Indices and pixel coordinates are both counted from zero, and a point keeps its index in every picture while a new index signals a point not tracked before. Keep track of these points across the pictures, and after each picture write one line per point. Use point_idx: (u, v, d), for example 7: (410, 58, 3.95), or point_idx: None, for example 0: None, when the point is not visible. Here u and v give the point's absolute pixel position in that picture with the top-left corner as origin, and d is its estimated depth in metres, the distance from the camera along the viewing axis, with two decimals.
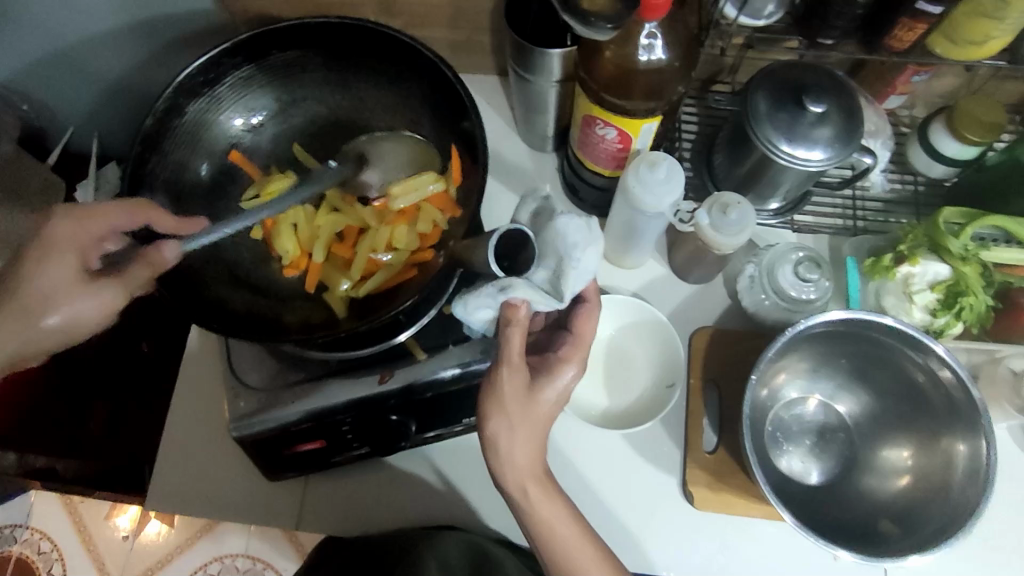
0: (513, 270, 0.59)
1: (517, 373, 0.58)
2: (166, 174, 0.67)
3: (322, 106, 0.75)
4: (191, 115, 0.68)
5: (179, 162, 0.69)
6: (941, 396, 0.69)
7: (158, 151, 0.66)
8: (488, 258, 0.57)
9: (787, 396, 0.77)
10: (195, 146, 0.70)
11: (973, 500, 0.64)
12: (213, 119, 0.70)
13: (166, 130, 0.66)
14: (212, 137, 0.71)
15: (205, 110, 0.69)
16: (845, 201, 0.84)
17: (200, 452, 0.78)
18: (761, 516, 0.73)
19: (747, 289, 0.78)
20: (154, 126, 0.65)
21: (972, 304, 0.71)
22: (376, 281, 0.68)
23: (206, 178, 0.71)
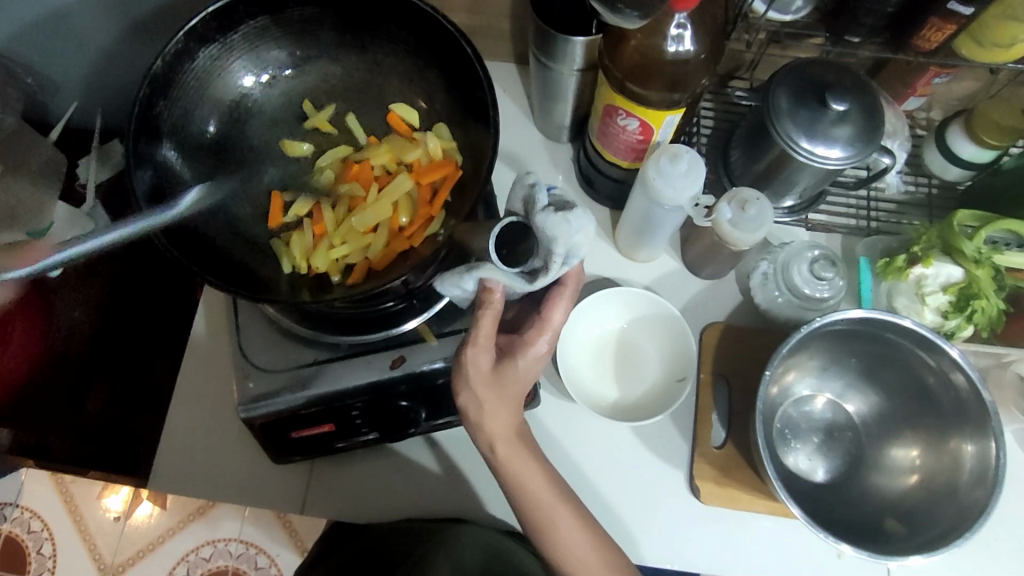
0: (512, 261, 0.58)
1: (483, 355, 0.57)
2: (171, 120, 0.65)
3: (336, 66, 0.74)
4: (200, 63, 0.67)
5: (185, 111, 0.67)
6: (951, 397, 0.69)
7: (166, 98, 0.64)
8: (488, 249, 0.57)
9: (796, 394, 0.77)
10: (201, 97, 0.68)
11: (980, 502, 0.64)
12: (223, 69, 0.69)
13: (175, 74, 0.65)
14: (220, 89, 0.70)
15: (215, 58, 0.68)
16: (859, 202, 0.84)
17: (206, 434, 0.78)
18: (766, 512, 0.73)
19: (760, 285, 0.78)
20: (162, 70, 0.63)
21: (984, 307, 0.71)
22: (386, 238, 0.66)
23: (213, 133, 0.70)
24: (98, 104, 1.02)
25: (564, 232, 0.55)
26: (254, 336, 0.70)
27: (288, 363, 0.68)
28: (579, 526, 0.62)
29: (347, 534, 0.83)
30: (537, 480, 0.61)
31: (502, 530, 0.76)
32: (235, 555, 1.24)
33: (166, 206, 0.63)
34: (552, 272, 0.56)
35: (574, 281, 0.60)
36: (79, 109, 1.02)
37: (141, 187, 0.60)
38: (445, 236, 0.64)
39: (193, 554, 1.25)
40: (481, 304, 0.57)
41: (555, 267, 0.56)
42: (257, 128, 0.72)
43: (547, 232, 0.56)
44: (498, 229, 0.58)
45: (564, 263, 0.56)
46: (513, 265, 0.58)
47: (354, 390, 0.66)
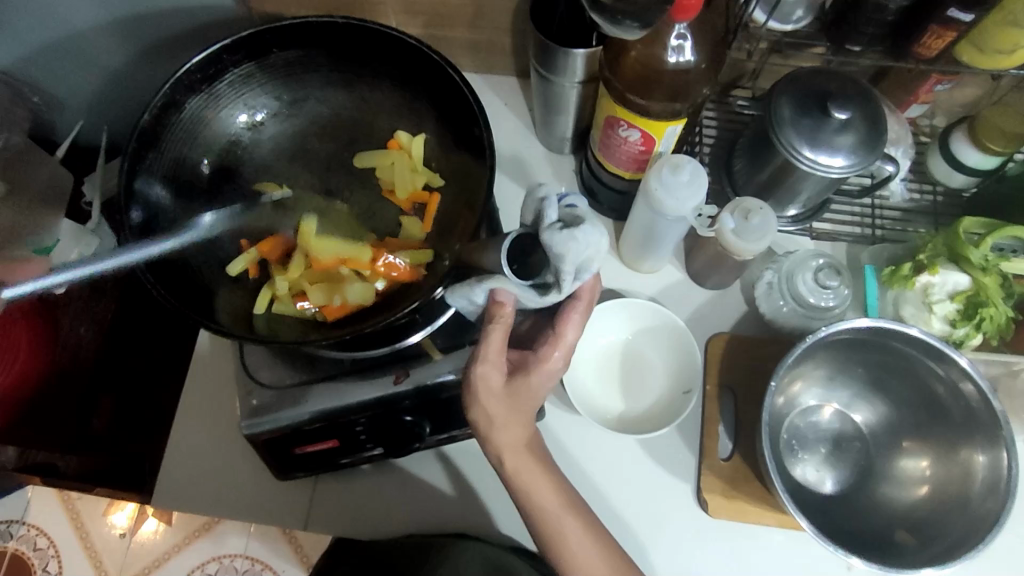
0: (525, 274, 0.57)
1: (492, 370, 0.57)
2: (164, 168, 0.66)
3: (323, 106, 0.74)
4: (189, 111, 0.67)
5: (177, 158, 0.67)
6: (961, 405, 0.68)
7: (156, 149, 0.65)
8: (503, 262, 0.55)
9: (804, 404, 0.77)
10: (192, 142, 0.68)
11: (993, 512, 0.63)
12: (212, 116, 0.69)
13: (164, 124, 0.65)
14: (211, 134, 0.70)
15: (203, 107, 0.68)
16: (864, 210, 0.84)
17: (210, 451, 0.77)
18: (774, 524, 0.72)
19: (765, 294, 0.78)
20: (150, 122, 0.63)
21: (993, 314, 0.70)
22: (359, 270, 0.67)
23: (206, 175, 0.70)
24: (103, 123, 1.03)
25: (572, 249, 0.52)
26: (258, 353, 0.70)
27: (291, 379, 0.68)
28: (585, 542, 0.61)
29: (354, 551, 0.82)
30: (543, 493, 0.61)
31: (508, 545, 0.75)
32: (241, 572, 1.23)
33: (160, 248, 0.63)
34: (563, 289, 0.54)
35: (587, 295, 0.59)
36: (84, 129, 1.03)
37: (133, 233, 0.61)
38: (451, 262, 0.64)
39: (199, 571, 1.24)
40: (489, 318, 0.56)
41: (566, 284, 0.53)
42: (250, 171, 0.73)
43: (554, 250, 0.52)
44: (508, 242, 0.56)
45: (576, 277, 0.54)
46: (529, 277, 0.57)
47: (357, 405, 0.66)
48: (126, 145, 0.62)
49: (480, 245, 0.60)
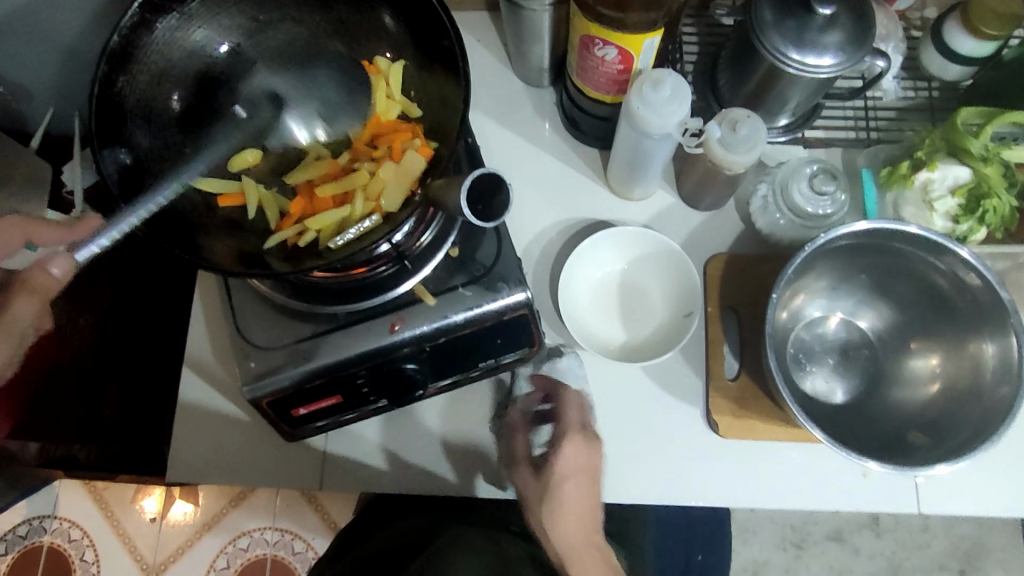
0: (487, 215, 0.53)
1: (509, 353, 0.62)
2: (137, 98, 0.61)
3: (301, 27, 0.67)
4: (159, 33, 0.61)
5: (149, 89, 0.62)
6: (966, 299, 0.67)
7: (126, 71, 0.60)
8: (459, 202, 0.52)
9: (808, 316, 0.75)
10: (163, 73, 0.63)
11: (1008, 400, 0.62)
12: (184, 41, 0.63)
13: (135, 48, 0.60)
14: (181, 62, 0.64)
15: (175, 29, 0.62)
16: (857, 111, 0.80)
17: (220, 421, 0.77)
18: (787, 439, 0.72)
19: (760, 210, 0.75)
20: (119, 45, 0.59)
21: (995, 206, 0.69)
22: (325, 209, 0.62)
23: (177, 110, 0.64)
24: (72, 106, 1.00)
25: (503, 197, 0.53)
26: (250, 315, 0.69)
27: (287, 337, 0.67)
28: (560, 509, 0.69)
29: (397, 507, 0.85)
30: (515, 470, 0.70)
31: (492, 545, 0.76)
32: (272, 543, 1.27)
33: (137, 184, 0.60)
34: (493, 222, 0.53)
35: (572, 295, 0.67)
36: (54, 115, 1.00)
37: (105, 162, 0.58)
38: (419, 195, 0.59)
39: (231, 545, 1.27)
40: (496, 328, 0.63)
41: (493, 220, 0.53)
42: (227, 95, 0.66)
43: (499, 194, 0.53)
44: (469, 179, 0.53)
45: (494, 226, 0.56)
46: (491, 219, 0.53)
47: (358, 355, 0.65)
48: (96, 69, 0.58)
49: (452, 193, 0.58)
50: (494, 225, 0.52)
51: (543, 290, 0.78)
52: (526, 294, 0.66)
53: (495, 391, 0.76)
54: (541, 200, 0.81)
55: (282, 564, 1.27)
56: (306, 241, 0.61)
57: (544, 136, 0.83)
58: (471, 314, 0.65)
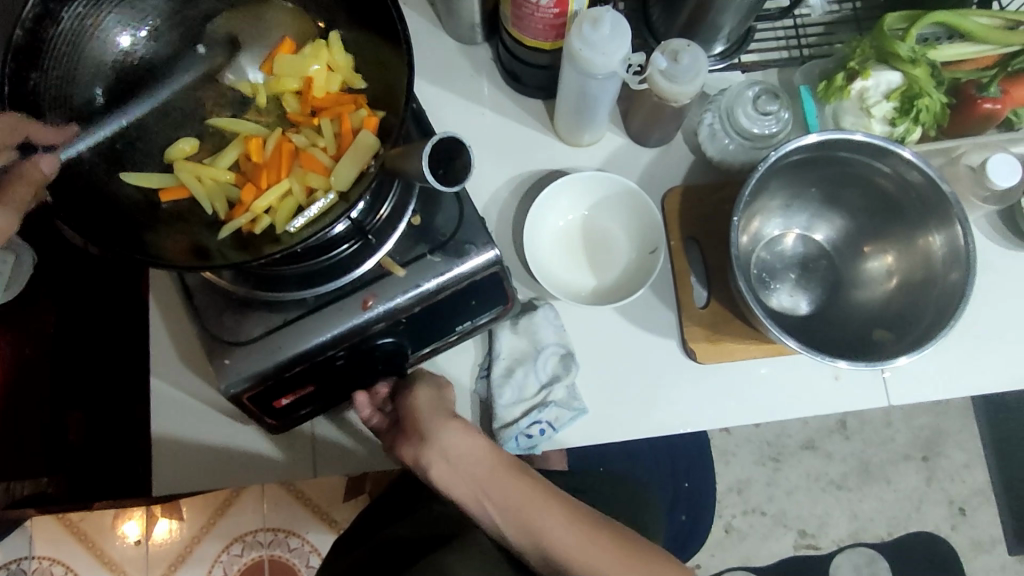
0: (448, 178, 0.51)
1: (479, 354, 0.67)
2: (51, 91, 0.58)
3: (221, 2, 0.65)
4: (67, 24, 0.57)
5: (64, 83, 0.59)
6: (912, 198, 0.70)
7: (39, 68, 0.56)
8: (423, 169, 0.49)
9: (767, 236, 0.78)
10: (77, 66, 0.59)
11: (959, 286, 0.66)
12: (92, 28, 0.60)
13: (41, 41, 0.56)
14: (94, 50, 0.60)
15: (81, 17, 0.58)
16: (787, 31, 0.82)
17: (201, 427, 0.75)
18: (761, 355, 0.75)
19: (709, 138, 0.77)
20: (25, 41, 0.54)
21: (928, 105, 0.72)
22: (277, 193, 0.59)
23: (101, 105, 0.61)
24: None
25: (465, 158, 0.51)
26: (215, 313, 0.67)
27: (258, 330, 0.65)
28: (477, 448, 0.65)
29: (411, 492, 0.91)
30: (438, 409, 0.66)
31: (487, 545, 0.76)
32: (266, 544, 1.26)
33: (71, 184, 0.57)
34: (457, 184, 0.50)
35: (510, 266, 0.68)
36: None
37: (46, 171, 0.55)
38: (375, 166, 0.56)
39: (225, 553, 1.26)
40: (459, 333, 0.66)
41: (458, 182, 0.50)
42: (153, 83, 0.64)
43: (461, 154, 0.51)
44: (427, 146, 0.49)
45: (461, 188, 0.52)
46: (454, 182, 0.51)
47: (334, 336, 0.65)
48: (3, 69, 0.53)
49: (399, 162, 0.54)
50: (457, 189, 0.50)
51: (508, 248, 0.78)
52: (495, 250, 0.66)
53: (474, 353, 0.76)
54: (493, 158, 0.80)
55: (280, 563, 1.26)
56: (262, 227, 0.59)
57: (486, 93, 0.82)
58: (442, 278, 0.65)
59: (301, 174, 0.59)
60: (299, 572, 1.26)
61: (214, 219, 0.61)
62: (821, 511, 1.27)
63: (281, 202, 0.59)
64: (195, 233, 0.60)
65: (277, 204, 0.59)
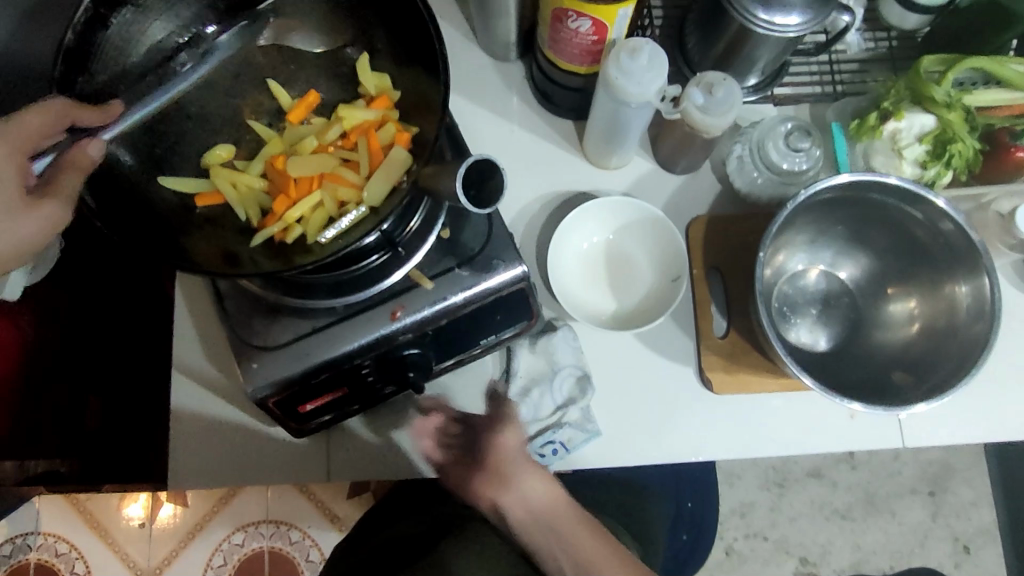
0: (480, 200, 0.52)
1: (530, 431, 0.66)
2: (97, 98, 0.59)
3: (266, 15, 0.67)
4: (117, 30, 0.59)
5: (110, 92, 0.60)
6: (940, 244, 0.70)
7: (86, 73, 0.58)
8: (456, 188, 0.50)
9: (790, 270, 0.78)
10: (123, 75, 0.61)
11: (983, 336, 0.65)
12: (140, 37, 0.62)
13: (92, 45, 0.58)
14: (142, 60, 0.62)
15: (131, 23, 0.60)
16: (822, 66, 0.82)
17: (218, 424, 0.76)
18: (777, 389, 0.75)
19: (737, 169, 0.77)
20: (75, 44, 0.56)
21: (961, 150, 0.72)
22: (307, 203, 0.60)
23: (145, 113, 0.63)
24: None
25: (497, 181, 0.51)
26: (243, 316, 0.68)
27: (286, 336, 0.66)
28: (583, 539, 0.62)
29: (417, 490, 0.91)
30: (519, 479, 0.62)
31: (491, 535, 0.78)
32: (268, 535, 1.27)
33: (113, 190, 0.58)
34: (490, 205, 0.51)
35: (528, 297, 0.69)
36: None
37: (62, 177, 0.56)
38: (407, 182, 0.57)
39: (227, 542, 1.27)
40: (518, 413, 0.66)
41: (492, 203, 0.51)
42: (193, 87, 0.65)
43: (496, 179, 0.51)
44: (462, 168, 0.50)
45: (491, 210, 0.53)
46: (486, 204, 0.51)
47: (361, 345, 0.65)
48: (54, 71, 0.55)
49: (433, 185, 0.55)
50: (489, 211, 0.51)
51: (530, 265, 0.79)
52: (522, 268, 0.66)
53: (492, 367, 0.77)
54: (520, 176, 0.81)
55: (281, 556, 1.27)
56: (293, 236, 0.59)
57: (518, 111, 0.83)
58: (470, 293, 0.66)
59: (333, 188, 0.60)
60: (299, 565, 1.27)
61: (247, 225, 0.62)
62: (824, 540, 1.27)
63: (312, 213, 0.60)
64: (231, 239, 0.61)
65: (308, 214, 0.60)
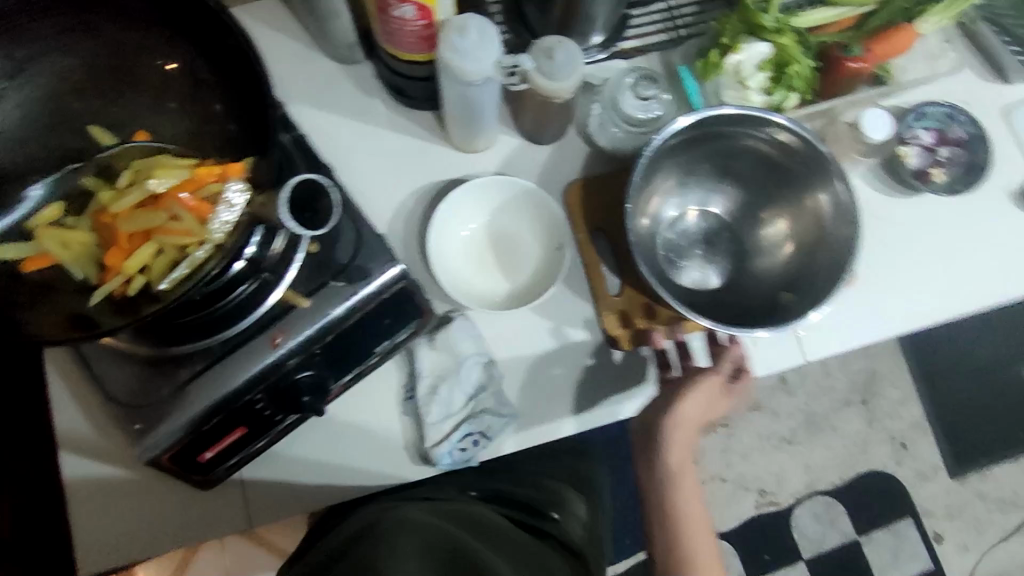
0: (315, 219, 0.59)
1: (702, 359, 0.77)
2: None
3: (71, 57, 0.61)
4: None
5: None
6: (794, 161, 0.72)
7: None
8: (282, 214, 0.56)
9: (667, 217, 0.79)
10: None
11: (849, 239, 0.69)
12: None
13: None
14: None
15: None
16: (662, 14, 0.83)
17: (123, 497, 0.71)
18: (683, 333, 0.76)
19: (599, 128, 0.78)
20: None
21: (800, 70, 0.75)
22: (145, 253, 0.57)
23: None
24: None
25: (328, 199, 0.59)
26: (118, 378, 0.64)
27: (168, 387, 0.63)
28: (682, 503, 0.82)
29: (338, 512, 0.81)
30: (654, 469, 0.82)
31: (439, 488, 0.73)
32: None
33: None
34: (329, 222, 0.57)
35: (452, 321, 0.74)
36: None
37: None
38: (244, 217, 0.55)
39: None
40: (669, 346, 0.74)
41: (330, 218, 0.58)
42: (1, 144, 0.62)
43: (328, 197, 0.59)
44: (285, 192, 0.56)
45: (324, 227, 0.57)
46: (320, 223, 0.59)
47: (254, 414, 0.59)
48: None
49: None
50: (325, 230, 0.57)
51: (415, 263, 0.77)
52: (399, 267, 0.65)
53: (398, 373, 0.75)
54: (391, 176, 0.79)
55: None
56: (136, 289, 0.56)
57: (376, 111, 0.81)
58: (349, 303, 0.63)
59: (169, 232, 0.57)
60: None
61: (86, 283, 0.58)
62: (776, 469, 1.31)
63: (153, 260, 0.57)
64: (72, 301, 0.57)
65: (150, 262, 0.57)
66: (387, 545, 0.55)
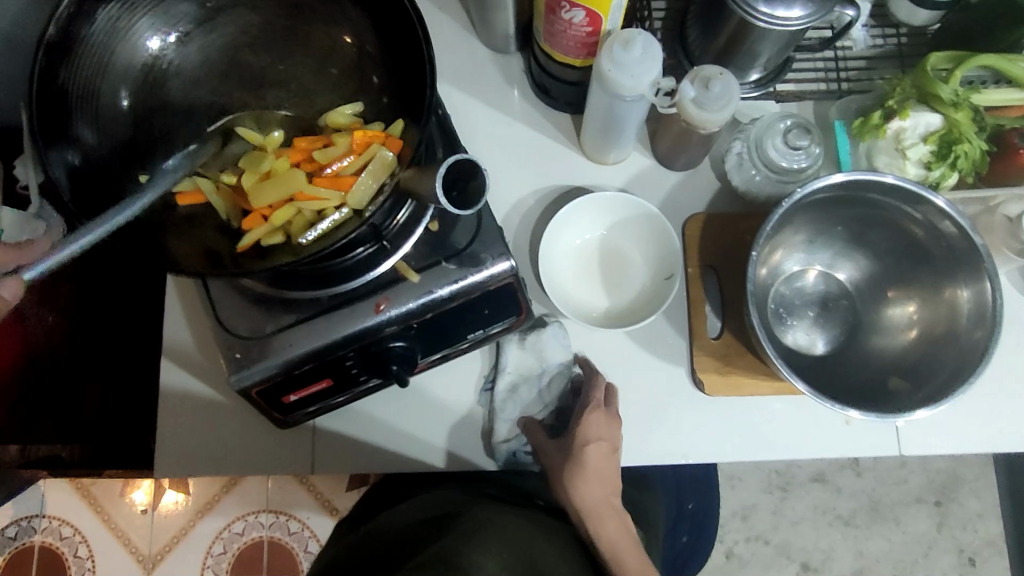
0: (462, 202, 0.53)
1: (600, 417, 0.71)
2: (79, 91, 0.58)
3: (255, 14, 0.67)
4: (101, 24, 0.58)
5: (91, 85, 0.59)
6: (941, 246, 0.68)
7: (67, 65, 0.57)
8: (438, 189, 0.50)
9: (787, 271, 0.76)
10: (105, 70, 0.61)
11: (983, 343, 0.63)
12: (124, 30, 0.61)
13: (74, 38, 0.56)
14: (123, 55, 0.62)
15: (115, 17, 0.59)
16: (827, 63, 0.80)
17: (208, 414, 0.76)
18: (772, 392, 0.73)
19: (736, 167, 0.75)
20: (57, 37, 0.54)
21: (966, 151, 0.69)
22: (289, 209, 0.59)
23: (126, 110, 0.63)
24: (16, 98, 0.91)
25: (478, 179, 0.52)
26: (227, 306, 0.67)
27: (270, 326, 0.66)
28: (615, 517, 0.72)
29: (400, 483, 0.86)
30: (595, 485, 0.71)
31: (505, 489, 0.80)
32: (268, 525, 1.27)
33: (91, 188, 0.58)
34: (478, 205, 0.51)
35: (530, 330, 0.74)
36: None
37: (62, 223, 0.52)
38: (389, 186, 0.56)
39: (227, 531, 1.27)
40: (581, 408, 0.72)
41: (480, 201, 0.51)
42: (176, 83, 0.66)
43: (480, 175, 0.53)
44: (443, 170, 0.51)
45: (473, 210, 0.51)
46: (466, 207, 0.52)
47: None
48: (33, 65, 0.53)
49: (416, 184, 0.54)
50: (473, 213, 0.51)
51: (521, 260, 0.78)
52: (510, 263, 0.65)
53: (481, 361, 0.76)
54: (516, 170, 0.80)
55: (279, 545, 1.26)
56: (274, 241, 0.59)
57: (515, 104, 0.82)
58: (456, 287, 0.65)
59: (318, 196, 0.59)
60: (298, 556, 1.26)
61: (224, 215, 0.62)
62: (826, 546, 1.24)
63: (296, 216, 0.60)
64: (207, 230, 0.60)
65: (292, 218, 0.60)
66: (468, 539, 0.63)
